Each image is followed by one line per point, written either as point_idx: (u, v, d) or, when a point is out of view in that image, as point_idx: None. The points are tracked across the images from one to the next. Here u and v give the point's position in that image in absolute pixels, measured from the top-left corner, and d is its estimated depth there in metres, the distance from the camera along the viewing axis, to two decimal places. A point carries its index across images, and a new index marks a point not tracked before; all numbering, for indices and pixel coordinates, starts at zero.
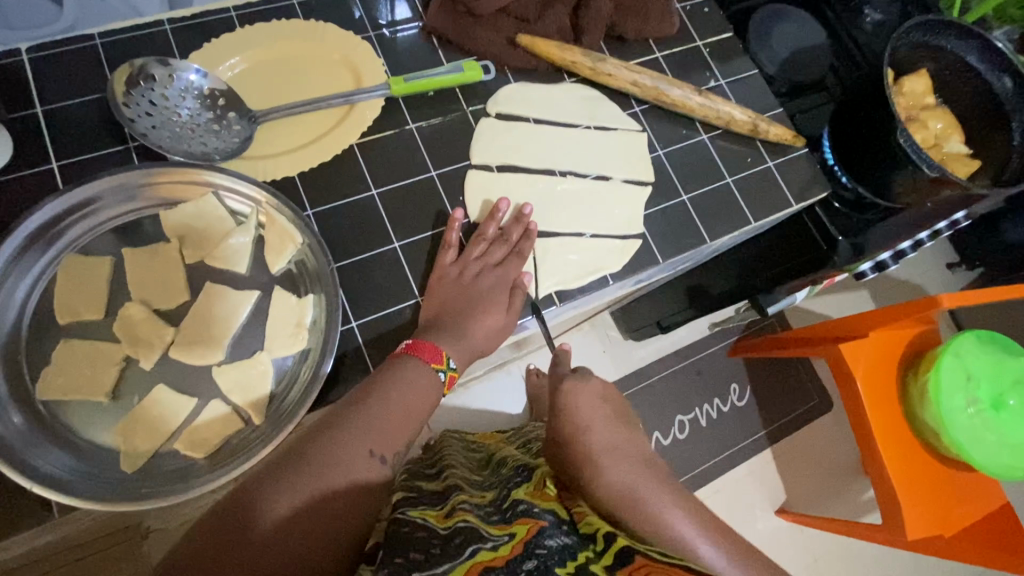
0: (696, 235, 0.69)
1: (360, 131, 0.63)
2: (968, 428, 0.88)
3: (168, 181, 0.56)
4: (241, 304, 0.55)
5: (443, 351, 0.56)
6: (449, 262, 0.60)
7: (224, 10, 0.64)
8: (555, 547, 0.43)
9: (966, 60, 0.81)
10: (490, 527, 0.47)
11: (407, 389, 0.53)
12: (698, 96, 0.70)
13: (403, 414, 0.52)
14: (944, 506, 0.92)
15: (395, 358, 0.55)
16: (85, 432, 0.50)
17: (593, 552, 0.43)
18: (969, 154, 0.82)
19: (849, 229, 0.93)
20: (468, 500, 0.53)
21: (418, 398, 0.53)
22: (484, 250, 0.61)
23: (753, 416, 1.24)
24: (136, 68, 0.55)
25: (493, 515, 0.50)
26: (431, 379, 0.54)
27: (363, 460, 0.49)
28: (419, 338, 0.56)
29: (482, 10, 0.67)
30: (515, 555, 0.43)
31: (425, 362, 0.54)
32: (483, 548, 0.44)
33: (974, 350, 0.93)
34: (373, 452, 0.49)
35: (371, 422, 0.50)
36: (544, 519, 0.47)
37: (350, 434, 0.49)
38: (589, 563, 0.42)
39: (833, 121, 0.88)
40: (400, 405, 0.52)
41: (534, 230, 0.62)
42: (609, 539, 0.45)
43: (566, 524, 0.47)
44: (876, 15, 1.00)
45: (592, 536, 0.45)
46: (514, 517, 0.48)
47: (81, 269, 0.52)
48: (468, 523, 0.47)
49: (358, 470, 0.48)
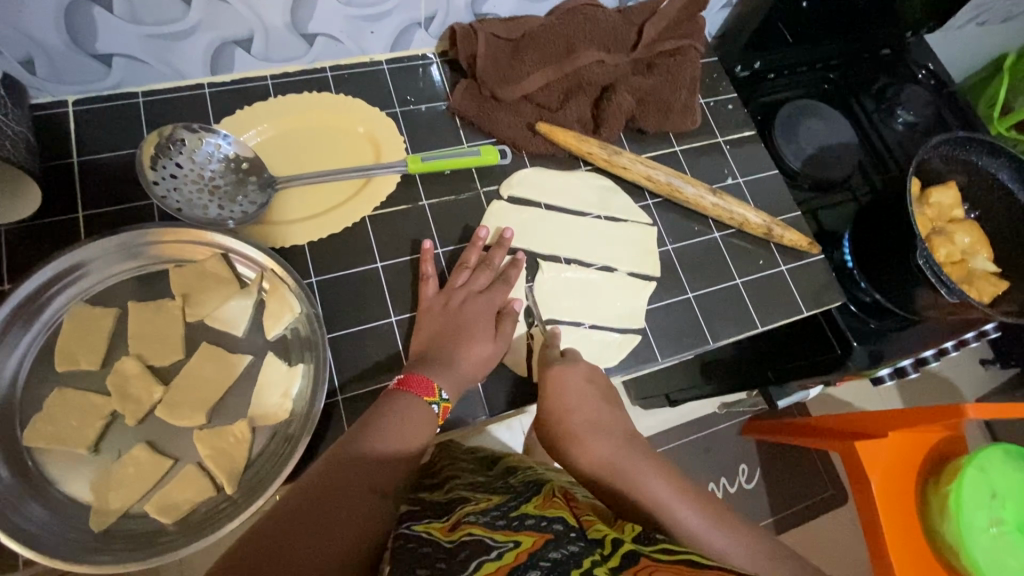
0: (700, 333, 0.67)
1: (374, 205, 0.65)
2: (989, 550, 0.82)
3: (179, 241, 0.58)
4: (231, 369, 0.55)
5: (435, 383, 0.54)
6: (431, 293, 0.61)
7: (261, 78, 0.68)
8: (559, 559, 0.39)
9: (997, 176, 0.79)
10: (497, 534, 0.44)
11: (403, 424, 0.51)
12: (712, 196, 0.70)
13: (400, 445, 0.50)
14: None
15: (386, 394, 0.53)
16: (62, 483, 0.51)
17: (600, 556, 0.40)
18: (997, 272, 0.80)
19: (865, 335, 0.88)
20: (473, 510, 0.49)
21: (419, 431, 0.52)
22: (467, 280, 0.62)
23: (761, 503, 1.18)
24: (165, 135, 0.58)
25: (499, 521, 0.47)
26: (421, 411, 0.53)
27: (364, 497, 0.46)
28: (410, 373, 0.55)
29: (504, 96, 0.70)
30: (521, 563, 0.39)
31: (415, 396, 0.53)
32: (488, 559, 0.40)
33: (1002, 466, 0.86)
34: (372, 486, 0.47)
35: (369, 456, 0.48)
36: (551, 532, 0.44)
37: (355, 475, 0.47)
38: (595, 566, 0.38)
39: (854, 226, 0.86)
40: (395, 438, 0.50)
41: (521, 260, 0.64)
42: (616, 544, 0.42)
43: (574, 532, 0.44)
44: (908, 116, 1.01)
45: (599, 542, 0.42)
46: (521, 527, 0.45)
47: (84, 320, 0.54)
48: (474, 535, 0.43)
49: (364, 508, 0.45)
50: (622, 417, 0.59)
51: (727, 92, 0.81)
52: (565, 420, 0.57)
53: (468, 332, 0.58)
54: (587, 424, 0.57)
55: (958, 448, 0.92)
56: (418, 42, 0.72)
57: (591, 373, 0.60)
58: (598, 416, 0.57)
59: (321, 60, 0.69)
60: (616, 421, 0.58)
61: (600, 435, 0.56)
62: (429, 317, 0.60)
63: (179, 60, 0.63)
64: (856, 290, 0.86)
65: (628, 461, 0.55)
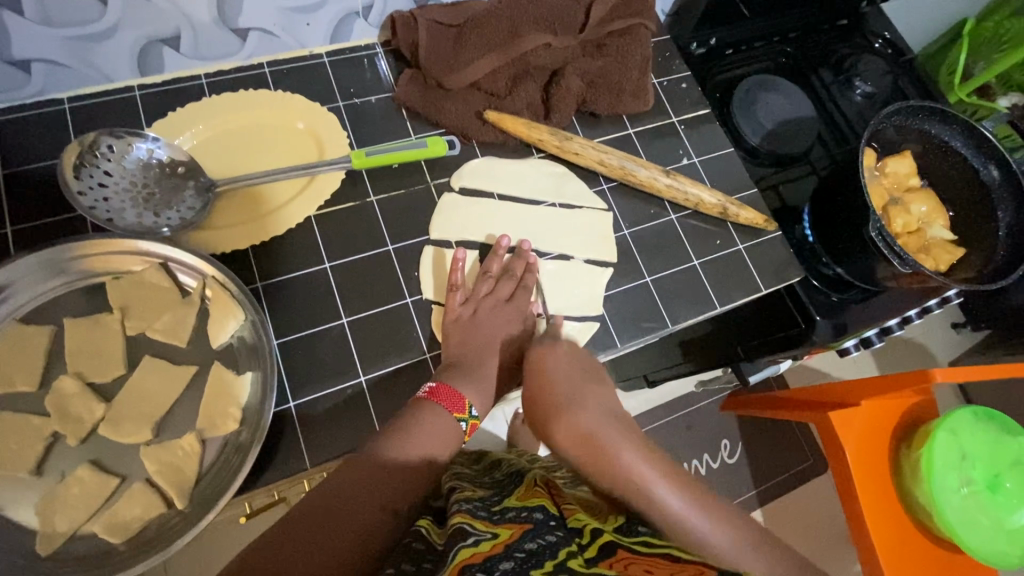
0: (659, 317, 0.67)
1: (319, 204, 0.64)
2: (962, 510, 0.83)
3: (112, 253, 0.56)
4: (177, 382, 0.54)
5: (465, 398, 0.54)
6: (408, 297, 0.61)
7: (194, 77, 0.65)
8: (535, 549, 0.39)
9: (951, 144, 0.79)
10: (478, 522, 0.44)
11: (426, 441, 0.51)
12: (665, 177, 0.70)
13: (421, 462, 0.50)
14: None
15: (417, 402, 0.53)
16: (4, 509, 0.49)
17: (577, 547, 0.41)
18: (953, 240, 0.80)
19: (828, 308, 0.88)
20: (465, 497, 0.49)
21: (441, 448, 0.51)
22: (491, 288, 0.62)
23: (742, 476, 1.19)
24: (87, 143, 0.55)
25: (482, 510, 0.46)
26: (451, 427, 0.53)
27: (373, 515, 0.46)
28: (441, 382, 0.55)
29: (450, 84, 0.68)
30: (496, 552, 0.39)
31: (446, 411, 0.53)
32: (467, 545, 0.40)
33: (971, 428, 0.88)
34: (385, 505, 0.47)
35: (381, 476, 0.48)
36: (530, 522, 0.44)
37: (367, 492, 0.47)
38: (569, 558, 0.39)
39: (813, 201, 0.86)
40: (417, 456, 0.50)
41: (534, 265, 0.64)
42: (594, 534, 0.43)
43: (554, 520, 0.45)
44: (866, 88, 1.00)
45: (578, 530, 0.44)
46: (502, 519, 0.45)
47: (17, 340, 0.52)
48: (460, 523, 0.43)
49: (371, 527, 0.46)
50: (610, 398, 0.55)
51: (681, 71, 0.80)
52: (545, 395, 0.54)
53: (486, 340, 0.59)
54: (570, 398, 0.53)
55: (929, 413, 0.93)
56: (359, 32, 0.70)
57: (575, 362, 0.56)
58: (583, 394, 0.54)
59: (258, 55, 0.67)
60: (602, 401, 0.54)
61: (584, 410, 0.53)
62: (456, 325, 0.59)
63: (104, 63, 0.60)
64: (819, 263, 0.87)
65: (612, 438, 0.51)
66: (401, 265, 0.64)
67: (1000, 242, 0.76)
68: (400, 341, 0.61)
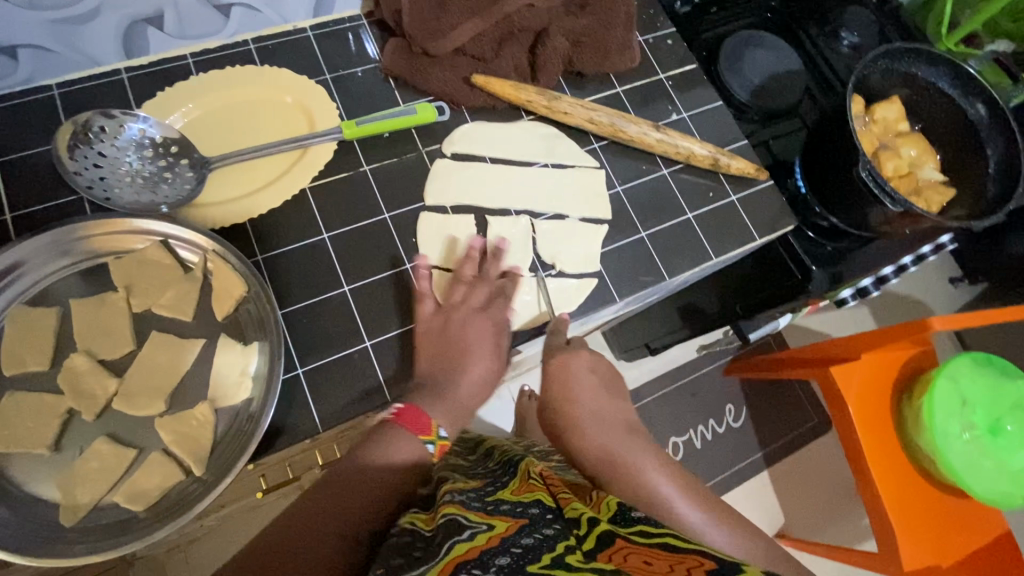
0: (655, 272, 0.68)
1: (312, 175, 0.64)
2: (963, 454, 0.85)
3: (112, 232, 0.56)
4: (186, 354, 0.55)
5: (433, 420, 0.52)
6: (429, 313, 0.59)
7: (181, 57, 0.65)
8: (529, 545, 0.37)
9: (937, 85, 0.80)
10: (472, 513, 0.42)
11: (387, 466, 0.49)
12: (656, 132, 0.70)
13: (382, 487, 0.48)
14: (945, 534, 0.86)
15: (384, 425, 0.51)
16: (26, 484, 0.50)
17: (574, 539, 0.39)
18: (944, 181, 0.81)
19: (823, 259, 0.90)
20: (453, 487, 0.48)
21: (406, 471, 0.50)
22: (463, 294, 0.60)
23: (750, 439, 1.20)
24: (80, 124, 0.55)
25: (475, 501, 0.45)
26: (418, 450, 0.51)
27: (330, 545, 0.44)
28: (409, 404, 0.53)
29: (436, 50, 0.68)
30: (490, 547, 0.37)
31: (411, 433, 0.51)
32: (461, 539, 0.38)
33: (970, 373, 0.89)
34: (342, 532, 0.45)
35: (337, 505, 0.46)
36: (525, 517, 0.42)
37: (324, 521, 0.45)
38: (566, 551, 0.36)
39: (805, 151, 0.86)
40: (376, 483, 0.48)
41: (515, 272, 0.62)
42: (592, 523, 0.40)
43: (552, 513, 0.43)
44: (852, 38, 1.00)
45: (575, 521, 0.41)
46: (496, 512, 0.43)
47: (26, 321, 0.53)
48: (452, 515, 0.41)
49: (327, 557, 0.43)
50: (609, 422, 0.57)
51: (665, 28, 0.80)
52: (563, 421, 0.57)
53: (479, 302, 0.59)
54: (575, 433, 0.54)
55: (926, 363, 0.94)
56: (341, 4, 0.70)
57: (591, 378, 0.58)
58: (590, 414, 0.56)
59: (242, 33, 0.67)
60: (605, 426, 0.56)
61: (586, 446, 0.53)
62: (427, 335, 0.58)
63: (90, 46, 0.60)
64: (812, 214, 0.87)
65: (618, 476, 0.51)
66: (398, 234, 0.64)
67: (989, 180, 0.77)
68: (403, 306, 0.62)
